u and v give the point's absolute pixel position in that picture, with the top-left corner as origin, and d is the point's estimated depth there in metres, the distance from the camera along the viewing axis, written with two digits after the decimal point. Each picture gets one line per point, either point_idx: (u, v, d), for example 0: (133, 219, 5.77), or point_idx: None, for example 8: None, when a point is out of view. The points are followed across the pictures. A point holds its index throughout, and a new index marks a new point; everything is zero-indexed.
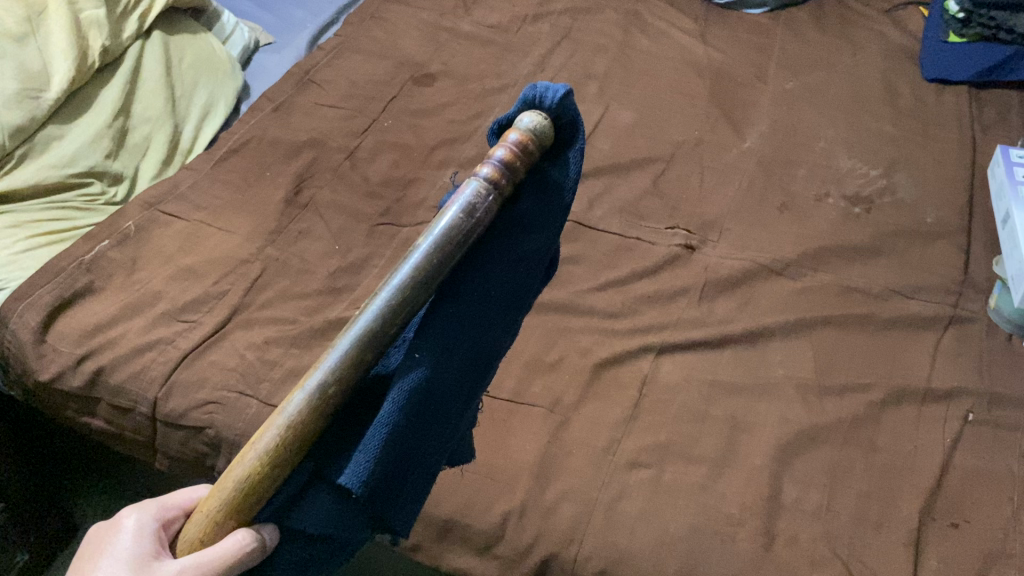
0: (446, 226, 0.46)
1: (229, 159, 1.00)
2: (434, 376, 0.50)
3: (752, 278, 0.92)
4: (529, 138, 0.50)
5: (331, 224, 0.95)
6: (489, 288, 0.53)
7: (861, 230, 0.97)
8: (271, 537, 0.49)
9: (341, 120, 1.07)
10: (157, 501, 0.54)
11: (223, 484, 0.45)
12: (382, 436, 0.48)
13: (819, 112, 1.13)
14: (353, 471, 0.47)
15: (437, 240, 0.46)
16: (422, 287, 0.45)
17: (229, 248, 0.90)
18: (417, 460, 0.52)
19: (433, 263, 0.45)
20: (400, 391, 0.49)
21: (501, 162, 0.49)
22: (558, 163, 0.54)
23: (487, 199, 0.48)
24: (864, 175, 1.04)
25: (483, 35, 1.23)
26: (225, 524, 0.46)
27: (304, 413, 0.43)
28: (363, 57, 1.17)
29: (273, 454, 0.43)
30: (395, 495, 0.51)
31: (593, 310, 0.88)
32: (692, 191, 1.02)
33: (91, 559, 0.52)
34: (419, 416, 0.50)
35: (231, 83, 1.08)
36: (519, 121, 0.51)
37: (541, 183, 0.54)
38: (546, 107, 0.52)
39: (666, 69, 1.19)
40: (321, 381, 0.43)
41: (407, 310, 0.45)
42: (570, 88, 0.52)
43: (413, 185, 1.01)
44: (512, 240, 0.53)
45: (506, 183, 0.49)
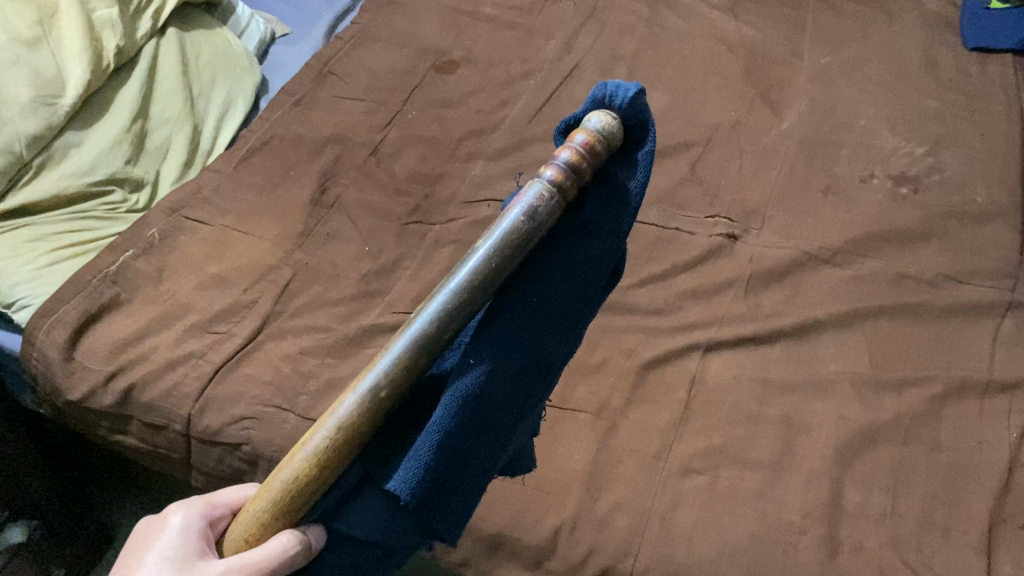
0: (505, 228, 0.44)
1: (251, 160, 0.97)
2: (490, 383, 0.48)
3: (799, 267, 0.88)
4: (595, 138, 0.47)
5: (361, 224, 0.92)
6: (552, 295, 0.49)
7: (911, 212, 0.93)
8: (316, 539, 0.49)
9: (364, 114, 1.04)
10: (205, 499, 0.55)
11: (271, 483, 0.44)
12: (434, 442, 0.47)
13: (858, 89, 1.09)
14: (403, 477, 0.46)
15: (496, 242, 0.44)
16: (479, 292, 0.43)
17: (258, 254, 0.87)
18: (472, 473, 0.49)
19: (490, 266, 0.43)
20: (454, 396, 0.47)
21: (565, 163, 0.46)
22: (628, 168, 0.52)
23: (549, 203, 0.45)
24: (910, 153, 1.00)
25: (505, 18, 1.19)
26: (273, 524, 0.46)
27: (356, 417, 0.42)
28: (382, 46, 1.14)
29: (322, 455, 0.42)
30: (447, 506, 0.49)
31: (635, 308, 0.85)
32: (731, 177, 0.98)
33: (139, 554, 0.53)
34: (475, 424, 0.48)
35: (248, 78, 1.04)
36: (587, 121, 0.48)
37: (609, 188, 0.51)
38: (615, 109, 0.49)
39: (696, 48, 1.15)
40: (375, 382, 0.42)
41: (464, 314, 0.43)
42: (642, 88, 0.49)
43: (443, 180, 0.98)
44: (575, 246, 0.50)
45: (568, 186, 0.46)
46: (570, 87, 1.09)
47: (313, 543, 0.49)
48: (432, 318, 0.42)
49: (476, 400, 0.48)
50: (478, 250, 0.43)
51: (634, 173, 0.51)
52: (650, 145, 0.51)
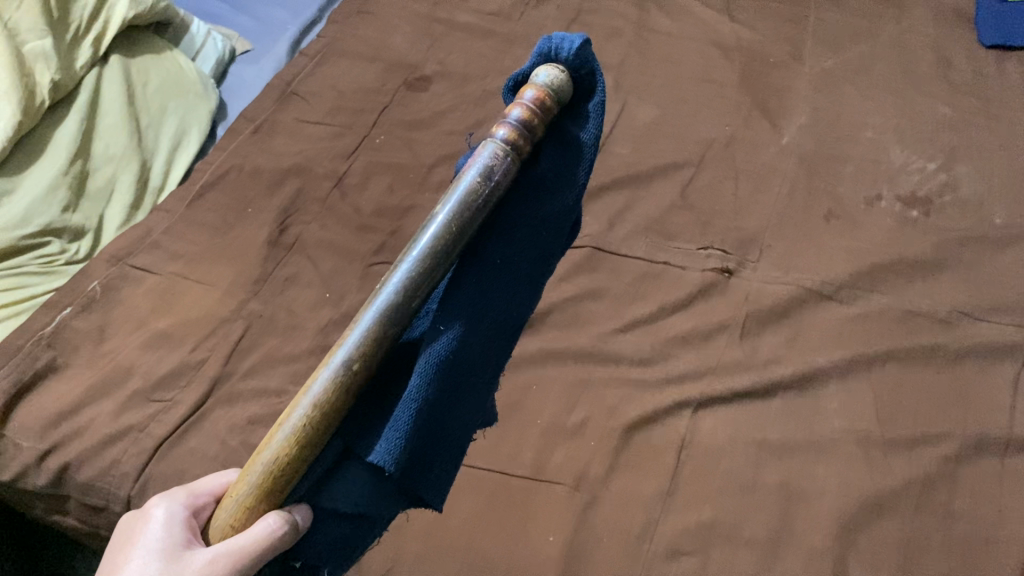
0: (459, 200, 0.47)
1: (206, 196, 0.90)
2: (458, 347, 0.50)
3: (799, 305, 0.81)
4: (544, 96, 0.51)
5: (322, 267, 0.85)
6: (511, 258, 0.53)
7: (923, 238, 0.85)
8: (303, 518, 0.47)
9: (328, 139, 0.97)
10: (185, 489, 0.52)
11: (253, 467, 0.44)
12: (412, 410, 0.47)
13: (863, 95, 1.00)
14: (383, 448, 0.46)
15: (453, 211, 0.47)
16: (442, 258, 0.46)
17: (208, 306, 0.81)
18: (446, 436, 0.51)
19: (449, 235, 0.46)
20: (428, 361, 0.49)
21: (517, 121, 0.50)
22: (575, 124, 0.56)
23: (504, 161, 0.49)
24: (922, 170, 0.91)
25: (482, 25, 1.10)
26: (258, 508, 0.45)
27: (335, 389, 0.44)
28: (350, 62, 1.06)
29: (301, 432, 0.43)
30: (426, 469, 0.50)
31: (620, 357, 0.78)
32: (725, 202, 0.90)
33: (122, 550, 0.50)
34: (450, 385, 0.50)
35: (203, 105, 0.97)
36: (535, 78, 0.53)
37: (562, 145, 0.56)
38: (562, 59, 0.54)
39: (688, 53, 1.07)
40: (345, 358, 0.44)
41: (427, 284, 0.46)
42: (586, 39, 0.54)
43: (413, 212, 0.91)
44: (534, 205, 0.55)
45: (519, 148, 0.50)
46: None
47: (300, 522, 0.47)
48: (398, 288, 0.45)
49: (446, 364, 0.49)
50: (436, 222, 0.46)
51: (586, 126, 0.55)
52: (601, 97, 0.55)
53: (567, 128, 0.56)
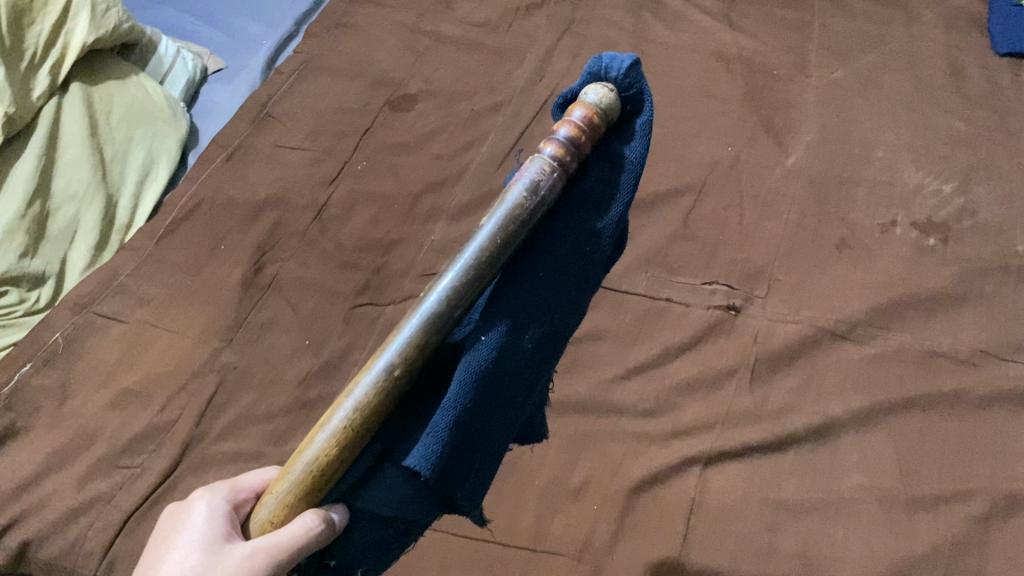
0: (513, 205, 0.44)
1: (177, 232, 0.85)
2: (505, 356, 0.46)
3: (811, 346, 0.76)
4: (592, 114, 0.48)
5: (301, 309, 0.79)
6: (558, 274, 0.48)
7: (941, 270, 0.80)
8: (339, 518, 0.45)
9: (307, 166, 0.91)
10: (228, 483, 0.50)
11: (291, 467, 0.42)
12: (451, 418, 0.44)
13: (873, 110, 0.95)
14: (421, 454, 0.43)
15: (503, 218, 0.44)
16: (488, 266, 0.43)
17: (179, 357, 0.75)
18: (491, 448, 0.47)
19: (500, 242, 0.43)
20: (471, 370, 0.45)
21: (565, 138, 0.47)
22: (625, 140, 0.53)
23: (550, 177, 0.45)
24: (938, 192, 0.86)
25: (469, 37, 1.05)
26: (296, 507, 0.43)
27: (374, 395, 0.41)
28: (330, 79, 1.00)
29: (340, 435, 0.41)
30: (467, 482, 0.46)
31: (623, 407, 0.72)
32: (731, 230, 0.84)
33: (164, 542, 0.48)
34: (493, 397, 0.46)
35: (172, 131, 0.91)
36: (583, 99, 0.50)
37: (609, 164, 0.52)
38: (611, 81, 0.51)
39: (687, 65, 1.01)
40: (386, 365, 0.41)
41: (472, 292, 0.43)
42: (637, 58, 0.51)
43: (398, 247, 0.85)
44: (580, 226, 0.50)
45: (567, 165, 0.46)
46: (544, 119, 0.95)
47: (337, 521, 0.45)
48: (447, 294, 0.42)
49: (489, 374, 0.46)
50: (488, 225, 0.43)
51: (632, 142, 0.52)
52: (647, 114, 0.53)
53: (612, 146, 0.52)
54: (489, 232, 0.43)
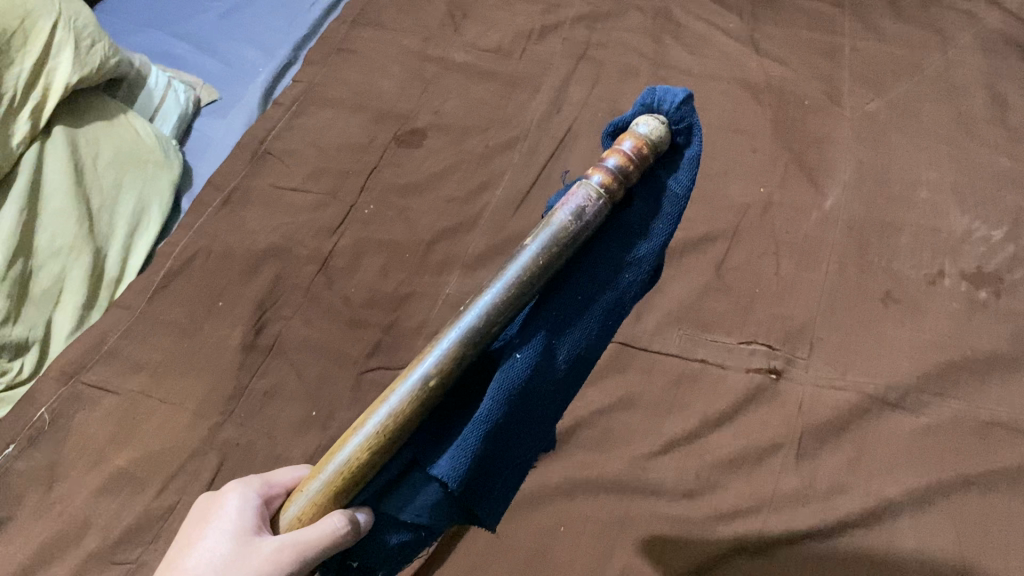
0: (561, 223, 0.42)
1: (171, 287, 0.79)
2: (538, 373, 0.45)
3: (860, 416, 0.70)
4: (645, 144, 0.44)
5: (307, 375, 0.73)
6: (595, 295, 0.46)
7: (995, 328, 0.74)
8: (366, 520, 0.44)
9: (309, 210, 0.85)
10: (261, 477, 0.50)
11: (324, 467, 0.41)
12: (481, 432, 0.43)
13: (913, 144, 0.89)
14: (447, 463, 0.43)
15: (551, 236, 0.42)
16: (531, 284, 0.41)
17: (176, 434, 0.69)
18: (511, 460, 0.47)
19: (544, 260, 0.41)
20: (504, 384, 0.44)
21: (613, 168, 0.44)
22: (672, 169, 0.48)
23: (597, 204, 0.43)
24: (986, 240, 0.81)
25: (480, 64, 0.98)
26: (325, 506, 0.42)
27: (408, 408, 0.40)
28: (332, 112, 0.94)
29: (371, 441, 0.40)
30: (490, 491, 0.46)
31: (659, 488, 0.67)
32: (768, 283, 0.79)
33: (194, 532, 0.48)
34: (520, 412, 0.45)
35: (164, 175, 0.85)
36: (635, 126, 0.46)
37: (652, 191, 0.48)
38: (663, 113, 0.47)
39: (713, 95, 0.95)
40: (418, 382, 0.40)
41: (513, 309, 0.41)
42: (688, 93, 0.47)
43: (411, 300, 0.78)
44: (620, 251, 0.47)
45: (614, 194, 0.43)
46: (563, 157, 0.89)
47: (362, 522, 0.44)
48: (487, 310, 0.40)
49: (522, 391, 0.44)
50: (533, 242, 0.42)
51: (678, 174, 0.48)
52: (696, 148, 0.48)
53: (659, 173, 0.48)
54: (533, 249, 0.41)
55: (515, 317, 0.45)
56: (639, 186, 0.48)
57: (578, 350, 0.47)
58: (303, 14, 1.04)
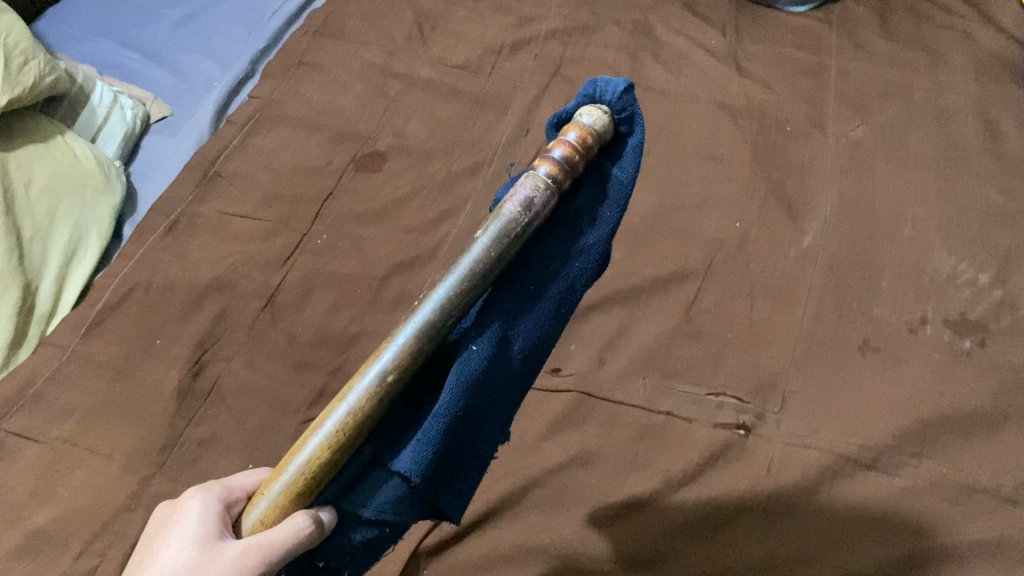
0: (510, 215, 0.42)
1: (107, 324, 0.74)
2: (496, 365, 0.44)
3: (832, 478, 0.66)
4: (589, 134, 0.45)
5: (246, 424, 0.69)
6: (547, 284, 0.46)
7: (978, 383, 0.70)
8: (328, 518, 0.42)
9: (259, 239, 0.80)
10: (220, 483, 0.49)
11: (285, 467, 0.40)
12: (441, 426, 0.42)
13: (898, 175, 0.84)
14: (408, 459, 0.41)
15: (502, 227, 0.41)
16: (483, 280, 0.41)
17: (103, 488, 0.65)
18: (474, 454, 0.45)
19: (495, 252, 0.41)
20: (461, 378, 0.42)
21: (559, 159, 0.44)
22: (616, 158, 0.49)
23: (544, 196, 0.43)
24: (973, 283, 0.76)
25: (446, 82, 0.93)
26: (287, 507, 0.40)
27: (367, 406, 0.38)
28: (288, 131, 0.89)
29: (331, 441, 0.38)
30: (454, 485, 0.45)
31: (614, 555, 0.63)
32: (740, 327, 0.74)
33: (156, 541, 0.47)
34: (480, 405, 0.44)
35: (104, 201, 0.80)
36: (578, 116, 0.47)
37: (597, 181, 0.48)
38: (606, 103, 0.47)
39: (690, 119, 0.90)
40: (375, 379, 0.38)
41: (467, 303, 0.40)
42: (632, 83, 0.47)
43: (361, 340, 0.74)
44: (569, 241, 0.47)
45: (560, 185, 0.44)
46: None
47: (326, 520, 0.42)
48: (443, 302, 0.39)
49: (480, 383, 0.43)
50: (483, 236, 0.41)
51: (622, 163, 0.48)
52: (639, 137, 0.48)
53: (603, 163, 0.48)
54: (484, 243, 0.41)
55: (471, 308, 0.44)
56: (584, 176, 0.48)
57: (536, 336, 0.46)
58: (263, 24, 1.00)
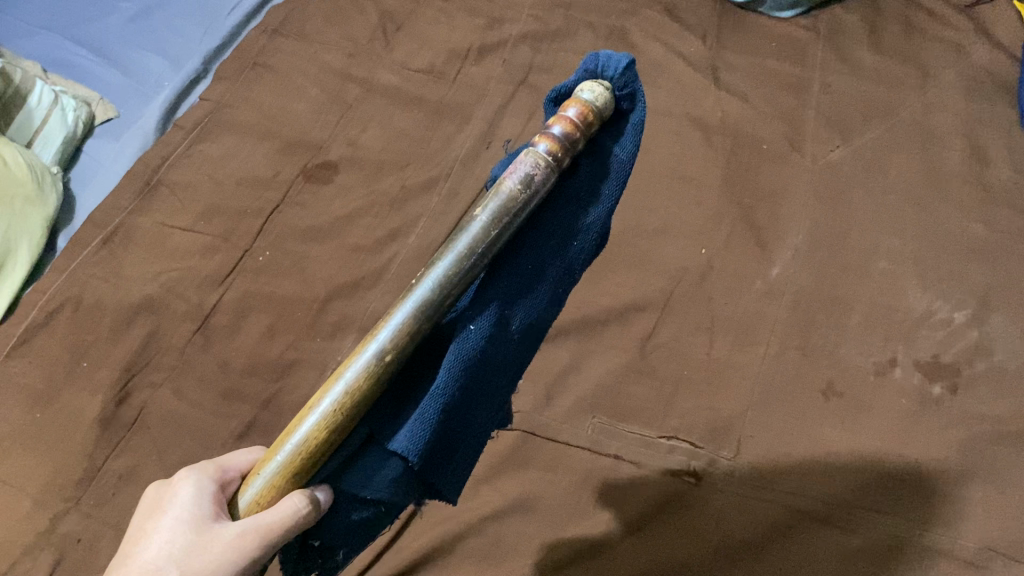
0: (511, 190, 0.38)
1: (30, 344, 0.71)
2: (494, 344, 0.41)
3: (785, 533, 0.62)
4: (589, 112, 0.41)
5: (168, 457, 0.66)
6: (547, 263, 0.43)
7: (945, 433, 0.66)
8: (327, 498, 0.40)
9: (197, 255, 0.76)
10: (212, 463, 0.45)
11: (281, 445, 0.37)
12: (439, 406, 0.39)
13: (875, 204, 0.79)
14: (406, 436, 0.39)
15: (503, 200, 0.38)
16: (480, 261, 0.38)
17: (12, 524, 0.62)
18: (469, 435, 0.43)
19: (494, 231, 0.38)
20: (459, 356, 0.40)
21: (558, 135, 0.40)
22: (616, 136, 0.45)
23: (545, 175, 0.39)
24: (947, 322, 0.72)
25: (407, 89, 0.89)
26: (284, 487, 0.38)
27: (364, 384, 0.36)
28: (238, 139, 0.84)
29: (330, 420, 0.36)
30: (450, 465, 0.42)
31: None
32: (697, 365, 0.70)
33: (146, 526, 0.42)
34: (477, 384, 0.42)
35: (35, 211, 0.76)
36: (577, 93, 0.42)
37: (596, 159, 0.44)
38: (607, 79, 0.44)
39: (660, 136, 0.86)
40: (372, 358, 0.36)
41: (466, 283, 0.38)
42: (633, 59, 0.44)
43: (296, 369, 0.70)
44: (569, 219, 0.43)
45: (561, 160, 0.40)
46: None
47: (322, 501, 0.39)
48: (441, 279, 0.37)
49: (479, 361, 0.41)
50: (484, 211, 0.38)
51: (623, 141, 0.44)
52: (640, 115, 0.45)
53: (603, 140, 0.45)
54: (484, 216, 0.38)
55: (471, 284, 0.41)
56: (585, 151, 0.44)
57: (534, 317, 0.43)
58: (220, 21, 0.95)
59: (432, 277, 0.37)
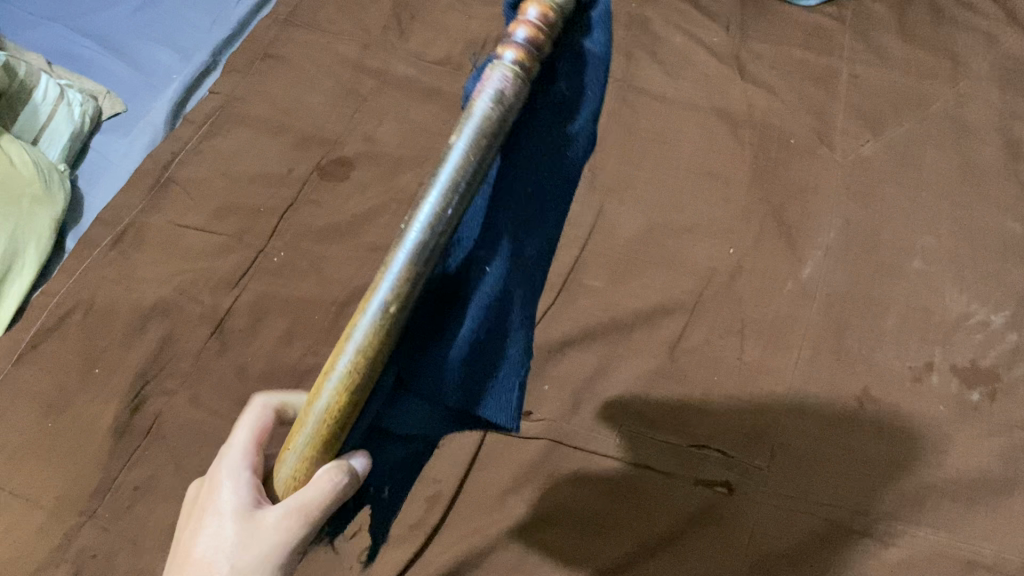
0: (490, 106, 0.33)
1: (40, 349, 0.68)
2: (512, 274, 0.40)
3: (820, 547, 0.60)
4: (551, 12, 0.36)
5: (186, 467, 0.64)
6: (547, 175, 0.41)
7: (985, 442, 0.64)
8: (362, 466, 0.38)
9: (211, 256, 0.74)
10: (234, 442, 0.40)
11: (302, 421, 0.33)
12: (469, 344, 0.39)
13: (908, 201, 0.77)
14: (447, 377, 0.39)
15: (482, 121, 0.32)
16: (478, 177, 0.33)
17: (27, 539, 0.60)
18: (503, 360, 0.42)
19: (478, 157, 0.32)
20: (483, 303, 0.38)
21: (524, 40, 0.34)
22: (586, 30, 0.41)
23: (518, 87, 0.33)
24: (984, 325, 0.70)
25: (423, 81, 0.86)
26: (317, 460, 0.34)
27: (376, 341, 0.32)
28: (250, 134, 0.82)
29: (350, 381, 0.32)
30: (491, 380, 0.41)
31: None
32: (728, 371, 0.68)
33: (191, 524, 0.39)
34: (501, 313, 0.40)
35: (44, 212, 0.74)
36: None
37: (571, 61, 0.41)
38: None
39: (685, 129, 0.83)
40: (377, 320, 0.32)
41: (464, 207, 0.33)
42: None
43: (314, 375, 0.68)
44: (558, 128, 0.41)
45: (533, 64, 0.35)
46: None
47: (361, 468, 0.38)
48: (432, 222, 0.31)
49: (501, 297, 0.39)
50: (462, 136, 0.32)
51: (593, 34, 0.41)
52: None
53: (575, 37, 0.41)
54: (465, 141, 0.32)
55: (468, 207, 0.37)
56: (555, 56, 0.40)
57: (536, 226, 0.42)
58: (229, 11, 0.92)
59: (417, 225, 0.31)
